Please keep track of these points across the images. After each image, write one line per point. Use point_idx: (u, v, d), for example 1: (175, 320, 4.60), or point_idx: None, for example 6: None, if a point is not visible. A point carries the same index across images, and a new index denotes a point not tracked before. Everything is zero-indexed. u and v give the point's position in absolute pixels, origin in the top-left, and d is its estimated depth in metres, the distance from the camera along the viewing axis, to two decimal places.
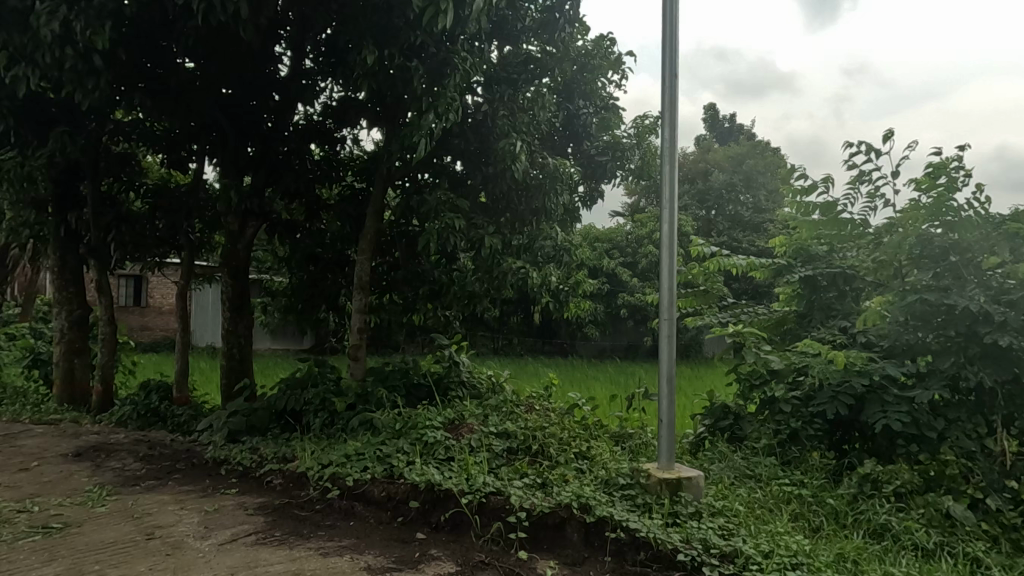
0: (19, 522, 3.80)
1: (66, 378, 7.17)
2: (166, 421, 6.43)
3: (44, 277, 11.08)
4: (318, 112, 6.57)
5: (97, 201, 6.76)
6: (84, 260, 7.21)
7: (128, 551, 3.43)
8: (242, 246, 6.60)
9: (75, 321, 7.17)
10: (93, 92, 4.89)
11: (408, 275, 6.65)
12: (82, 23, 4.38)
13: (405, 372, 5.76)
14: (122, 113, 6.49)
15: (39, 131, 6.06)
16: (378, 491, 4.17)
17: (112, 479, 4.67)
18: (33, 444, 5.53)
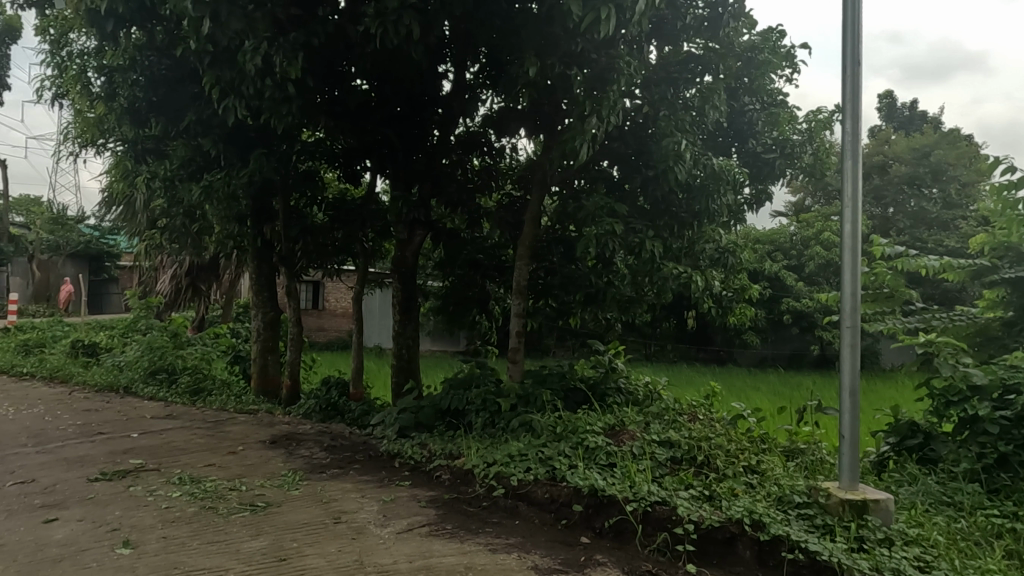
0: (232, 498, 4.32)
1: (262, 373, 8.04)
2: (344, 415, 6.99)
3: (241, 282, 12.49)
4: (478, 124, 6.84)
5: (287, 215, 7.51)
6: (277, 268, 8.06)
7: (320, 533, 3.77)
8: (410, 252, 6.99)
9: (269, 323, 8.05)
10: (287, 117, 5.45)
11: (564, 280, 6.71)
12: (280, 56, 4.89)
13: (562, 376, 5.81)
14: (308, 134, 7.18)
15: (242, 155, 6.87)
16: (541, 492, 4.24)
17: (303, 465, 5.16)
18: (237, 430, 6.26)
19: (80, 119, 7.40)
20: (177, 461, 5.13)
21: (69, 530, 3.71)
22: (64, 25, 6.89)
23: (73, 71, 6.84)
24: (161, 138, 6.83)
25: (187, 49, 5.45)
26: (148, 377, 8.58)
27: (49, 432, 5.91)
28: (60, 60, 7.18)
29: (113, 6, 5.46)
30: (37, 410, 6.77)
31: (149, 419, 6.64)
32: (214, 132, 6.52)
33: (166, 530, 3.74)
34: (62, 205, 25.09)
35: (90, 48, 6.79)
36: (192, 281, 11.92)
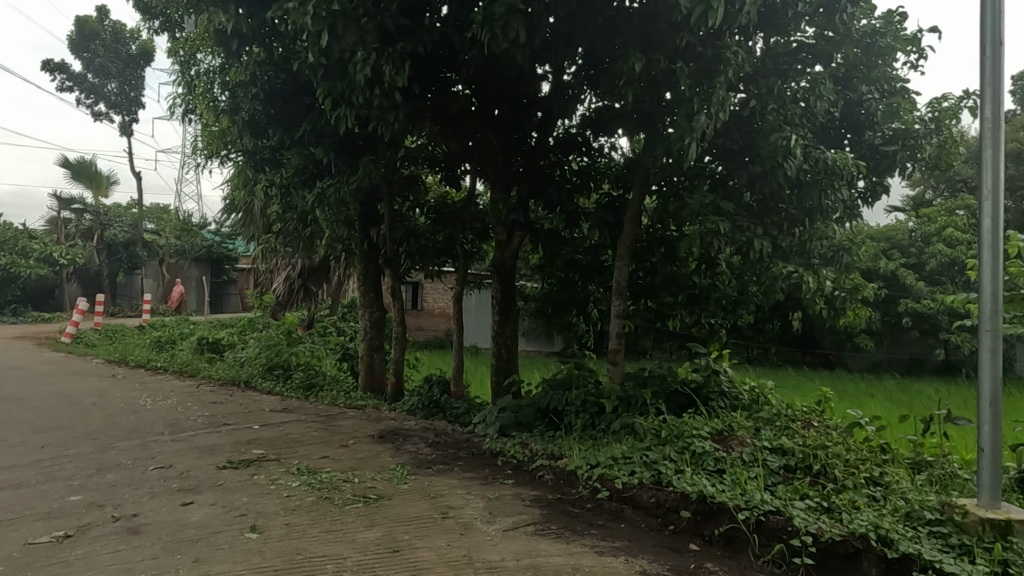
0: (346, 489, 4.52)
1: (369, 370, 8.39)
2: (446, 413, 7.17)
3: (347, 283, 13.08)
4: (576, 124, 6.84)
5: (392, 218, 7.78)
6: (382, 270, 8.39)
7: (429, 527, 3.88)
8: (510, 253, 7.05)
9: (375, 322, 8.39)
10: (394, 124, 5.66)
11: (665, 280, 6.56)
12: (389, 65, 5.08)
13: (665, 378, 5.69)
14: (412, 140, 7.40)
15: (351, 162, 7.20)
16: (646, 496, 4.17)
17: (410, 460, 5.33)
18: (348, 425, 6.55)
19: (207, 133, 7.97)
20: (295, 452, 5.43)
21: (203, 513, 4.01)
22: (193, 46, 7.45)
23: (202, 87, 7.39)
24: (278, 147, 7.25)
25: (301, 63, 5.76)
26: (265, 373, 9.13)
27: (182, 422, 6.41)
28: (190, 79, 7.78)
29: (238, 26, 5.86)
30: (171, 402, 7.37)
31: (268, 412, 7.07)
32: (326, 141, 6.85)
33: (288, 517, 3.97)
34: (187, 212, 27.15)
35: (215, 66, 7.30)
36: (304, 283, 12.62)
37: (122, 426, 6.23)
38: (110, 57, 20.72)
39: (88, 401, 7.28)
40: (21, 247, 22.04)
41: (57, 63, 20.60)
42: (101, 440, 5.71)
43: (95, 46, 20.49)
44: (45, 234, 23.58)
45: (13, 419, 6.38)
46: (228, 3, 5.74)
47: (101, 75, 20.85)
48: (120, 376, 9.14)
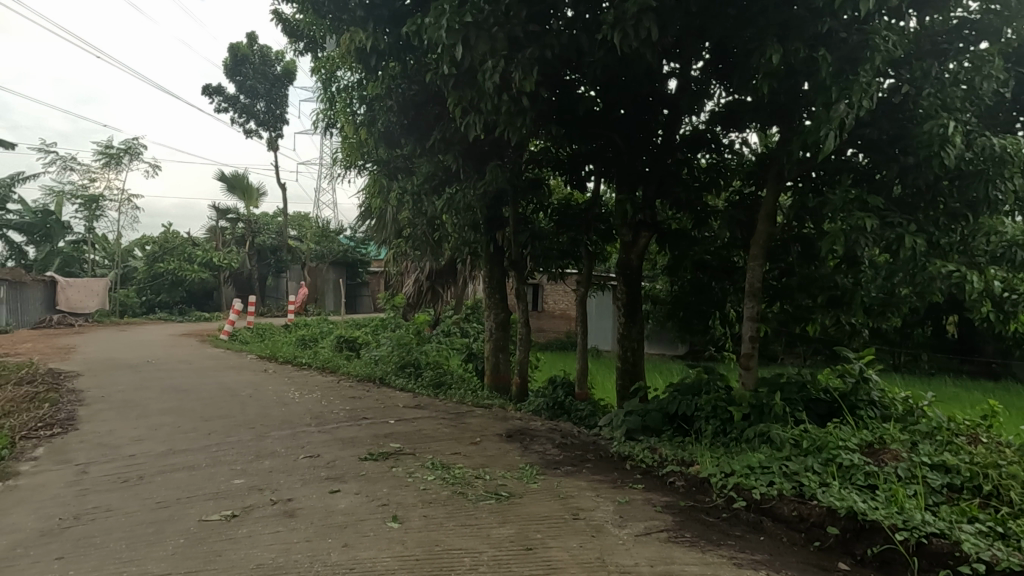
0: (478, 486, 4.66)
1: (495, 370, 8.58)
2: (571, 414, 7.19)
3: (472, 285, 13.44)
4: (705, 121, 6.63)
5: (517, 221, 7.89)
6: (507, 272, 8.55)
7: (561, 527, 3.90)
8: (636, 254, 6.93)
9: (501, 324, 8.57)
10: (521, 129, 5.76)
11: (803, 281, 6.20)
12: (518, 72, 5.19)
13: (804, 385, 5.37)
14: (535, 144, 7.47)
15: (478, 167, 7.40)
16: (788, 509, 3.96)
17: (538, 460, 5.39)
18: (476, 423, 6.73)
19: (345, 145, 8.50)
20: (429, 447, 5.67)
21: (349, 501, 4.29)
22: (332, 64, 7.95)
23: (342, 103, 7.87)
24: (410, 155, 7.60)
25: (433, 75, 6.00)
26: (398, 370, 9.57)
27: (326, 415, 6.88)
28: (330, 95, 8.33)
29: (376, 44, 6.20)
30: (316, 396, 7.93)
31: (402, 408, 7.44)
32: (455, 148, 7.10)
33: (426, 509, 4.15)
34: (325, 220, 29.11)
35: (353, 82, 7.77)
36: (432, 285, 13.14)
37: (275, 417, 6.79)
38: (258, 79, 22.67)
39: (245, 394, 8.00)
40: (186, 254, 24.64)
41: (214, 87, 22.83)
42: (258, 429, 6.25)
43: (246, 70, 22.51)
44: (205, 242, 26.20)
45: (185, 408, 7.14)
46: (367, 23, 6.11)
47: (251, 95, 22.84)
48: (271, 371, 9.97)
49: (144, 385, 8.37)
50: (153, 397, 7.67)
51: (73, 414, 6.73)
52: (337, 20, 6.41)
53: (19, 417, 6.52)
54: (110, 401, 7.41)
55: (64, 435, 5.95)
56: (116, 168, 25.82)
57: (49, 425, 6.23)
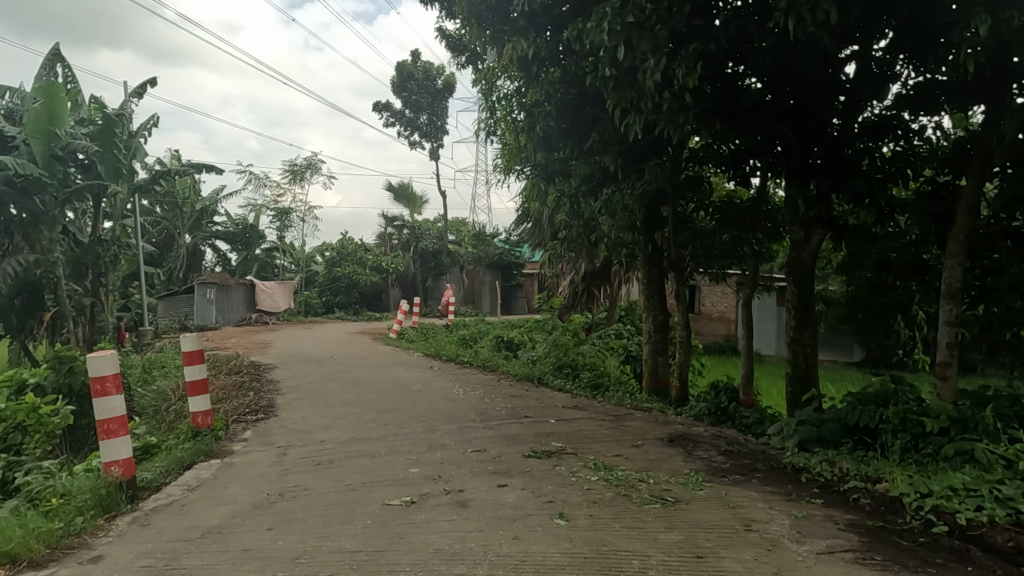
0: (643, 489, 4.60)
1: (653, 373, 8.45)
2: (736, 421, 6.88)
3: (627, 285, 13.31)
4: (889, 105, 6.03)
5: (677, 221, 7.64)
6: (666, 273, 8.35)
7: (733, 538, 3.75)
8: (808, 253, 6.45)
9: (659, 326, 8.40)
10: (683, 126, 5.62)
11: (1015, 280, 5.44)
12: (683, 68, 5.06)
13: (1017, 400, 4.72)
14: (696, 141, 7.22)
15: (637, 167, 7.27)
16: (1002, 539, 3.52)
17: (704, 467, 5.21)
18: (636, 426, 6.65)
19: (505, 150, 8.77)
20: (590, 448, 5.70)
21: (517, 496, 4.42)
22: (492, 74, 8.15)
23: (504, 111, 8.10)
24: (567, 158, 7.65)
25: (593, 78, 6.02)
26: (554, 371, 9.66)
27: (489, 411, 7.16)
28: (489, 104, 8.63)
29: (537, 50, 6.37)
30: (479, 393, 8.27)
31: (561, 408, 7.54)
32: (613, 149, 7.05)
33: (592, 509, 4.17)
34: (481, 224, 30.23)
35: (511, 90, 8.00)
36: (587, 287, 13.26)
37: (443, 411, 7.18)
38: (422, 93, 24.10)
39: (415, 389, 8.54)
40: (359, 258, 27.07)
41: (383, 103, 24.58)
42: (428, 422, 6.64)
43: (412, 86, 24.01)
44: (374, 247, 28.30)
45: (364, 400, 7.76)
46: (529, 31, 6.29)
47: (415, 109, 24.34)
48: (436, 369, 10.55)
49: (329, 378, 9.22)
50: (336, 389, 8.43)
51: (272, 402, 7.58)
52: (499, 31, 6.66)
53: (230, 403, 7.46)
54: (301, 391, 8.25)
55: (266, 421, 6.71)
56: (300, 182, 28.68)
57: (254, 411, 7.06)
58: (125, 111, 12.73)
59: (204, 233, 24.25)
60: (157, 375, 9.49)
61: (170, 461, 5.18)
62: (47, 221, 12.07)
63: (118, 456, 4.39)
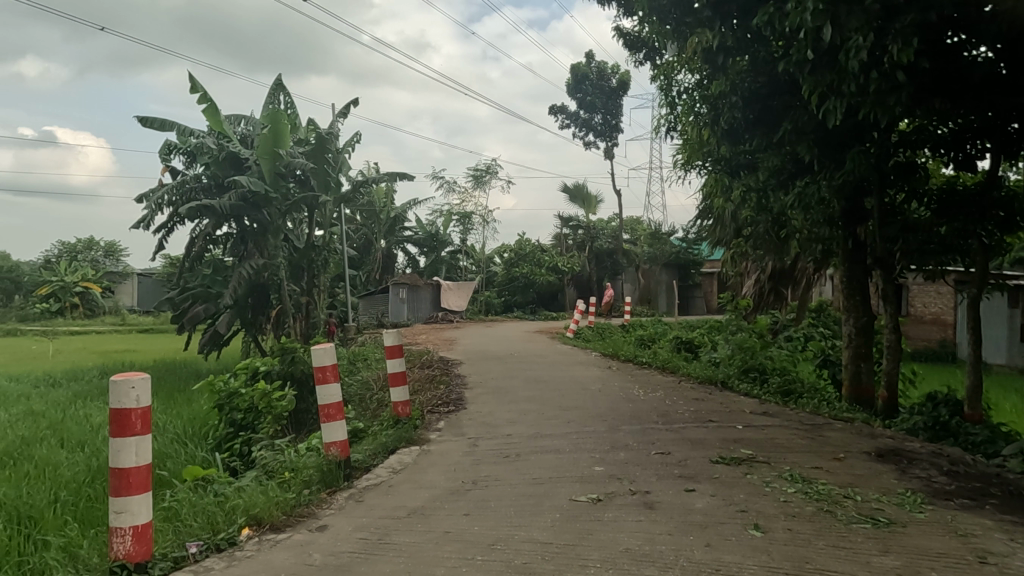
0: (849, 506, 4.23)
1: (855, 381, 7.72)
2: (959, 438, 6.07)
3: (820, 283, 12.31)
4: None
5: (883, 213, 6.90)
6: (870, 270, 7.58)
7: (963, 570, 3.32)
8: None
9: (862, 328, 7.66)
10: (894, 109, 5.10)
11: None
12: (896, 44, 4.58)
13: None
14: (907, 124, 6.51)
15: (836, 155, 6.68)
16: None
17: (921, 487, 4.66)
18: (837, 437, 6.12)
19: (684, 145, 8.52)
20: (785, 458, 5.35)
21: (706, 502, 4.28)
22: (670, 69, 7.86)
23: (684, 107, 7.82)
24: (754, 151, 7.24)
25: (786, 65, 5.65)
26: (741, 374, 9.15)
27: (672, 414, 7.00)
28: (669, 101, 8.43)
29: (723, 39, 6.12)
30: (661, 395, 8.12)
31: (749, 414, 7.15)
32: (808, 138, 6.54)
33: (791, 523, 3.92)
34: (657, 222, 29.62)
35: (692, 83, 7.75)
36: (774, 285, 12.56)
37: (624, 411, 7.15)
38: (597, 94, 24.13)
39: (595, 388, 8.60)
40: (536, 259, 27.78)
41: (558, 106, 25.00)
42: (610, 422, 6.65)
43: (587, 87, 24.12)
44: (550, 247, 28.92)
45: (545, 397, 7.96)
46: (714, 22, 6.07)
47: (590, 110, 24.48)
48: (615, 369, 10.53)
49: (512, 375, 9.59)
50: (519, 385, 8.74)
51: (461, 395, 8.04)
52: (681, 24, 6.48)
53: (425, 395, 8.05)
54: (487, 386, 8.67)
55: (457, 413, 7.15)
56: (480, 187, 30.11)
57: (446, 403, 7.55)
58: (333, 130, 14.22)
59: (396, 237, 26.39)
60: (362, 366, 10.51)
61: (377, 445, 5.71)
62: (273, 230, 13.86)
63: (336, 437, 4.92)
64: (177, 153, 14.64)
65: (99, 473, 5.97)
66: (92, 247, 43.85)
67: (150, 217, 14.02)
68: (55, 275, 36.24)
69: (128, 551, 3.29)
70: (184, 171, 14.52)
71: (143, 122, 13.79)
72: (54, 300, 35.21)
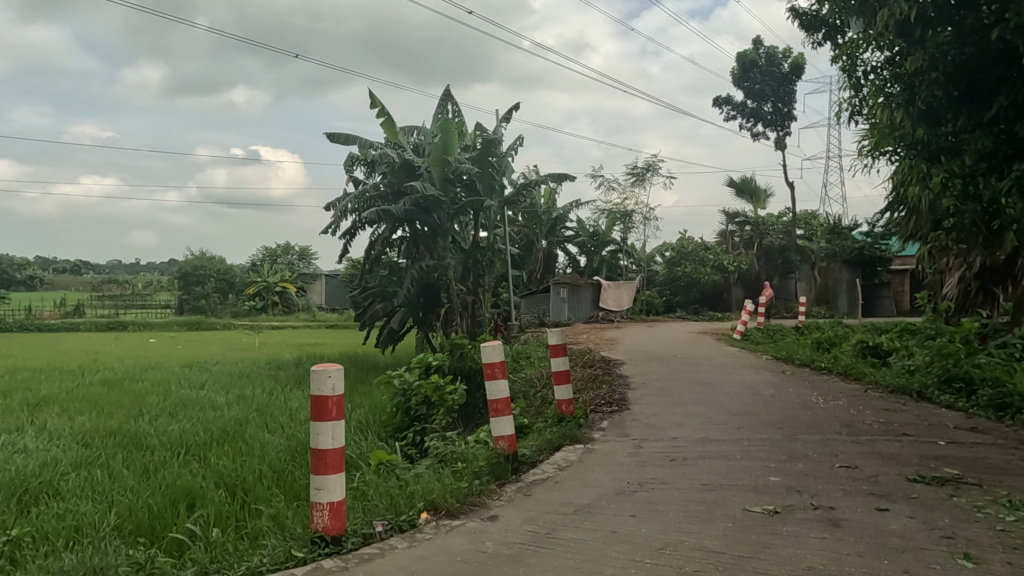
0: None
1: None
2: None
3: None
4: None
5: None
6: None
7: None
8: None
9: None
10: None
11: None
12: None
13: None
14: None
15: None
16: None
17: None
18: None
19: (871, 131, 7.77)
20: (1000, 481, 4.68)
21: (903, 524, 3.86)
22: (855, 48, 7.19)
23: (871, 88, 7.10)
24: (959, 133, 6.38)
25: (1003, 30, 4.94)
26: (941, 384, 8.17)
27: (858, 425, 6.41)
28: (853, 84, 7.73)
29: (923, 9, 5.60)
30: (844, 404, 7.46)
31: (953, 428, 6.35)
32: None
33: (1010, 556, 3.42)
34: (836, 215, 27.28)
35: (881, 61, 7.05)
36: (984, 284, 11.06)
37: (802, 419, 6.66)
38: (768, 80, 22.72)
39: (768, 393, 8.11)
40: (700, 258, 26.75)
41: (724, 97, 23.89)
42: (786, 430, 6.24)
43: (755, 75, 22.81)
44: (716, 245, 27.72)
45: (713, 400, 7.64)
46: None
47: (758, 99, 23.10)
48: (789, 373, 9.85)
49: (677, 377, 9.32)
50: (684, 388, 8.47)
51: (624, 396, 7.96)
52: None
53: (588, 394, 8.09)
54: (650, 388, 8.51)
55: (620, 413, 7.10)
56: (641, 184, 29.62)
57: (609, 403, 7.52)
58: (497, 135, 14.75)
59: (557, 237, 26.79)
60: (526, 364, 10.80)
61: (543, 441, 5.83)
62: (442, 232, 14.65)
63: (504, 432, 5.13)
64: (359, 164, 15.97)
65: (299, 452, 6.69)
66: (289, 251, 49.16)
67: (337, 224, 15.43)
68: (260, 277, 41.15)
69: (325, 525, 3.67)
70: (365, 180, 15.80)
71: (331, 137, 15.21)
72: (259, 298, 40.01)
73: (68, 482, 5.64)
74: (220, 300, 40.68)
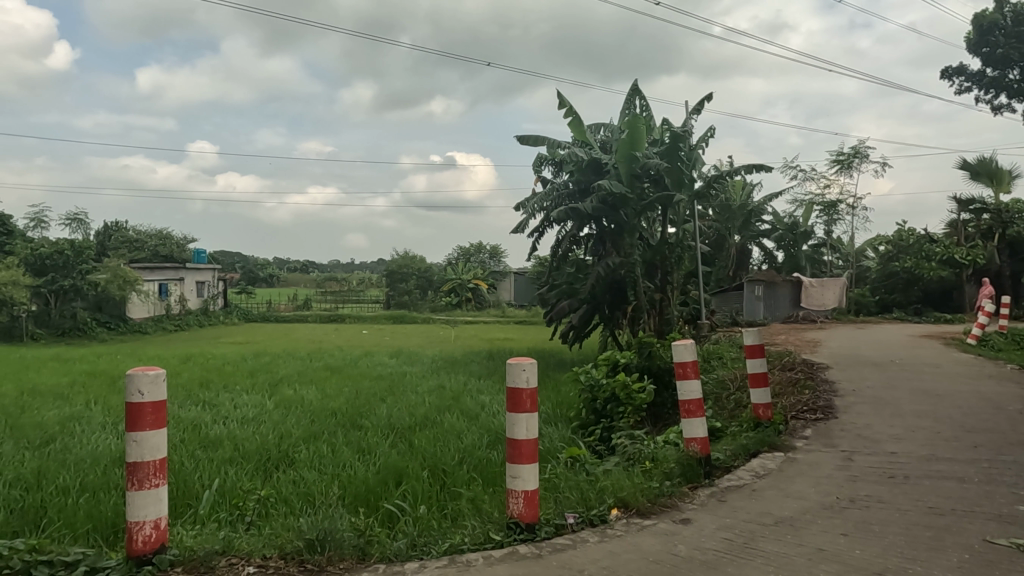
0: None
1: None
2: None
3: None
4: None
5: None
6: None
7: None
8: None
9: None
10: None
11: None
12: None
13: None
14: None
15: None
16: None
17: None
18: None
19: None
20: None
21: None
22: None
23: None
24: None
25: None
26: None
27: None
28: None
29: None
30: None
31: None
32: None
33: None
34: None
35: None
36: None
37: None
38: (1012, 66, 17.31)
39: (1014, 408, 6.93)
40: (923, 251, 23.55)
41: (954, 68, 20.82)
42: None
43: None
44: (943, 237, 24.26)
45: (941, 414, 6.70)
46: None
47: None
48: None
49: (895, 385, 8.31)
50: (904, 397, 7.53)
51: (831, 403, 7.28)
52: None
53: (788, 399, 7.51)
54: (862, 395, 7.71)
55: (826, 421, 6.51)
56: (848, 171, 26.89)
57: (813, 410, 6.92)
58: (686, 127, 14.24)
59: (751, 232, 25.26)
60: (718, 365, 10.32)
61: (738, 447, 5.53)
62: (628, 229, 14.49)
63: (696, 434, 4.95)
64: (547, 164, 16.34)
65: (492, 441, 7.04)
66: (481, 251, 51.80)
67: (526, 223, 15.95)
68: (454, 275, 43.86)
69: (520, 512, 3.82)
70: (553, 180, 16.13)
71: (521, 140, 15.72)
72: (454, 295, 42.64)
73: (300, 454, 6.47)
74: (420, 296, 44.03)
